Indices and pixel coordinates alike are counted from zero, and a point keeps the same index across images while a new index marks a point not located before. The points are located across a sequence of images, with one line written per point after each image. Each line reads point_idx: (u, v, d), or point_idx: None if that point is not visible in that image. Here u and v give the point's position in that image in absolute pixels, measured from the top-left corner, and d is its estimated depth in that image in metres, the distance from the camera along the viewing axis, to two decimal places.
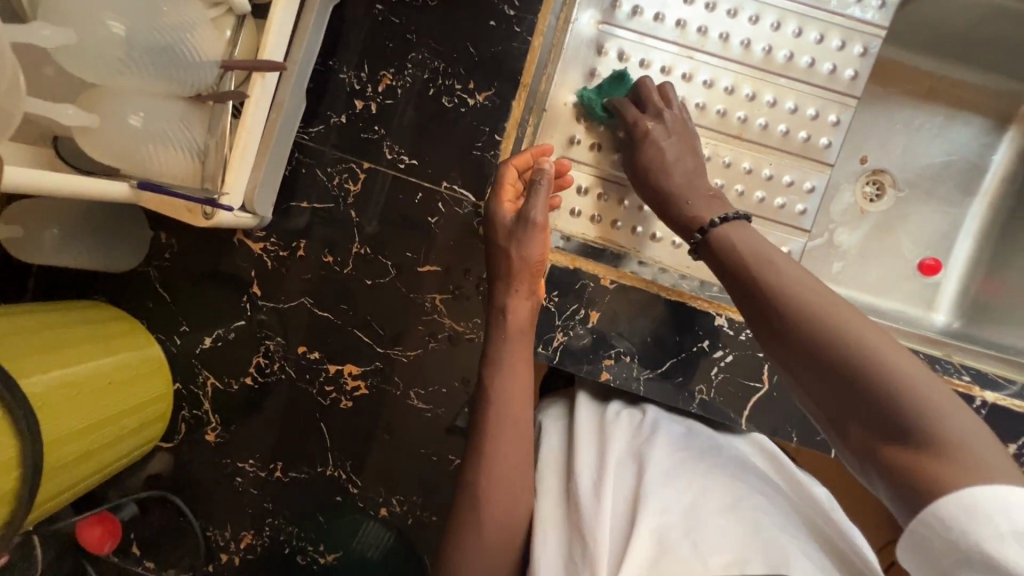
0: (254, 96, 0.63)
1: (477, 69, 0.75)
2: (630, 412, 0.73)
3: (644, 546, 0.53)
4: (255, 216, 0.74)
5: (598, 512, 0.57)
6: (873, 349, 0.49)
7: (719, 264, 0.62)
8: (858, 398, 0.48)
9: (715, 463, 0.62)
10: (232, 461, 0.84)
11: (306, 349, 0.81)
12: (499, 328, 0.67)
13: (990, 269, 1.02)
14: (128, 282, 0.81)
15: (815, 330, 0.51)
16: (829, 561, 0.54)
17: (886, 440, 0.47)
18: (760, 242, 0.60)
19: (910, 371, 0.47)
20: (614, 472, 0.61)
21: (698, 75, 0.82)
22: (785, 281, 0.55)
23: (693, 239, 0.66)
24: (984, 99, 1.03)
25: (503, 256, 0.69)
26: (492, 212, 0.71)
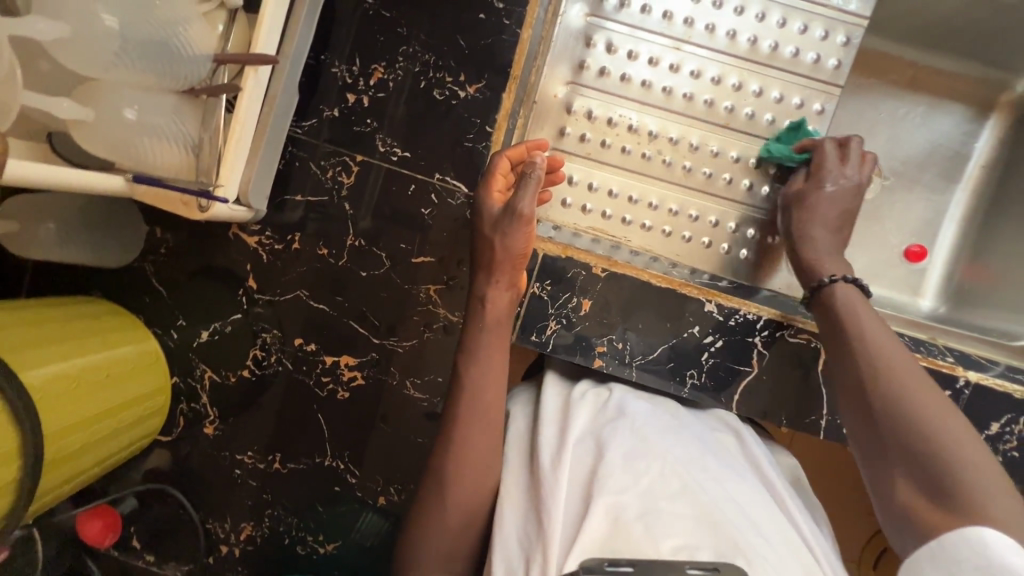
0: (248, 90, 0.65)
1: (468, 61, 0.76)
2: (596, 391, 0.76)
3: (599, 525, 0.55)
4: (249, 209, 0.74)
5: (554, 489, 0.60)
6: (955, 435, 0.52)
7: (826, 317, 0.66)
8: (922, 464, 0.52)
9: (677, 448, 0.66)
10: (230, 453, 0.85)
11: (302, 341, 0.82)
12: (478, 316, 0.68)
13: (974, 255, 1.04)
14: (124, 277, 0.82)
15: (906, 393, 0.55)
16: (775, 547, 0.59)
17: (927, 501, 0.50)
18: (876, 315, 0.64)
19: (975, 458, 0.50)
20: (574, 452, 0.64)
21: (685, 66, 0.84)
22: (884, 349, 0.59)
23: (808, 286, 0.70)
24: (966, 87, 1.05)
25: (488, 247, 0.68)
26: (480, 200, 0.71)
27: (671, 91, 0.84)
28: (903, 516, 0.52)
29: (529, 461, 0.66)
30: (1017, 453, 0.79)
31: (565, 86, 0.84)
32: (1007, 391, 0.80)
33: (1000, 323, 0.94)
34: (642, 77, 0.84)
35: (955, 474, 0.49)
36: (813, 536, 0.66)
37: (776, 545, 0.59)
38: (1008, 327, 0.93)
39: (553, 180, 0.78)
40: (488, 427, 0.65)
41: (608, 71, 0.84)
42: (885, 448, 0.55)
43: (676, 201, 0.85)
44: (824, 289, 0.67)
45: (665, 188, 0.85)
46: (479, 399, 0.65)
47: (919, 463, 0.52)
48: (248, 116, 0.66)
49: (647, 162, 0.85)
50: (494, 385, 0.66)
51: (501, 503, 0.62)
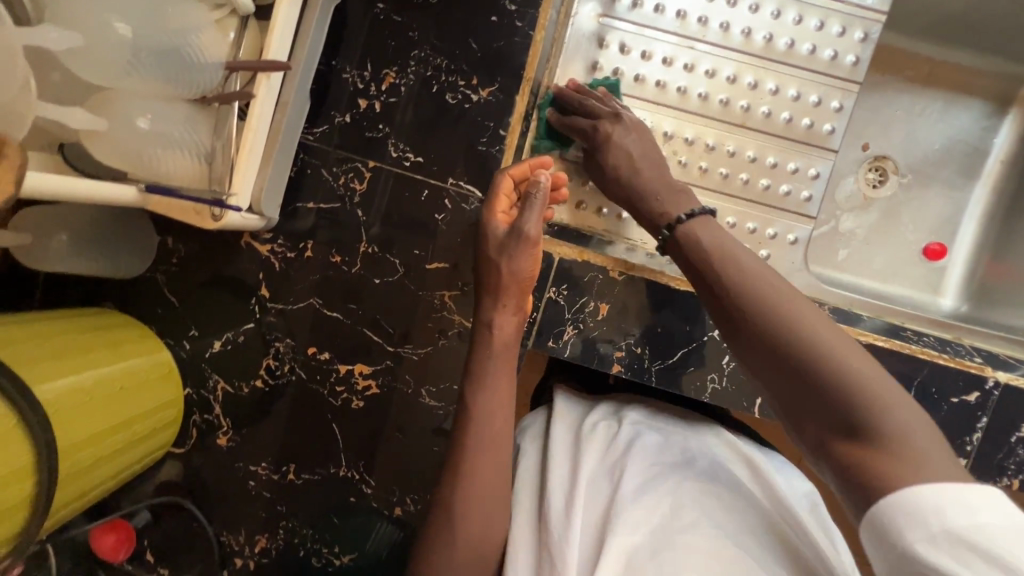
0: (260, 96, 0.65)
1: (480, 65, 0.75)
2: (607, 423, 0.80)
3: (615, 564, 0.62)
4: (262, 217, 0.74)
5: (568, 534, 0.64)
6: (833, 351, 0.51)
7: (692, 259, 0.62)
8: (814, 397, 0.51)
9: (687, 483, 0.71)
10: (244, 464, 0.84)
11: (316, 350, 0.81)
12: (484, 341, 0.68)
13: (995, 252, 1.02)
14: (137, 288, 0.81)
15: (788, 328, 0.53)
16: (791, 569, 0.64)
17: (843, 439, 0.49)
18: (728, 239, 0.61)
19: (855, 367, 0.50)
20: (588, 489, 0.70)
21: (699, 66, 0.82)
22: (750, 280, 0.57)
23: (660, 234, 0.66)
24: (984, 82, 1.03)
25: (495, 273, 0.69)
26: (483, 222, 0.70)
27: (686, 91, 0.82)
28: (820, 452, 0.51)
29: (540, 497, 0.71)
30: None
31: None
32: None
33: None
34: (656, 77, 0.82)
35: (846, 398, 0.49)
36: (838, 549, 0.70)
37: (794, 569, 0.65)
38: None
39: (559, 198, 0.77)
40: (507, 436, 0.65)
41: (622, 71, 0.82)
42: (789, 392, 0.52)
43: None
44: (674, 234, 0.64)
45: None
46: (497, 411, 0.65)
47: (825, 401, 0.50)
48: (260, 124, 0.66)
49: None
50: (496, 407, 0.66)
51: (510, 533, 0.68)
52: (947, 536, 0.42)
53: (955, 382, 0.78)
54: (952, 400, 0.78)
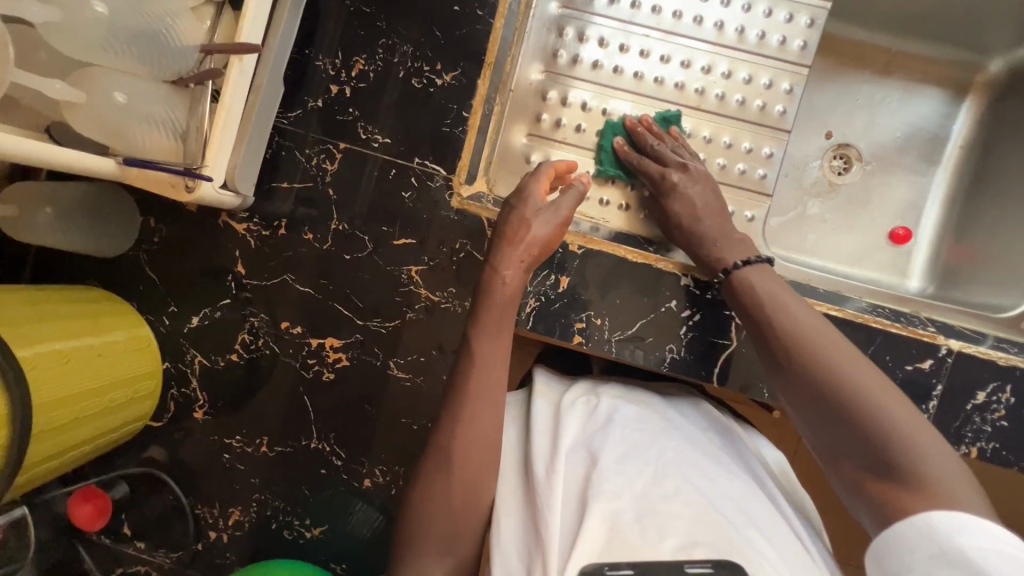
0: (233, 78, 0.69)
1: (444, 51, 0.80)
2: (586, 397, 0.80)
3: (597, 533, 0.60)
4: (237, 194, 0.78)
5: (550, 499, 0.64)
6: (879, 401, 0.57)
7: (745, 304, 0.70)
8: (857, 443, 0.57)
9: (668, 449, 0.71)
10: (218, 437, 0.86)
11: (289, 324, 0.84)
12: (493, 287, 0.73)
13: (957, 236, 1.04)
14: (119, 266, 0.85)
15: (829, 374, 0.60)
16: (765, 534, 0.65)
17: (878, 481, 0.56)
18: (780, 288, 0.69)
19: (899, 416, 0.56)
20: (567, 459, 0.69)
21: (655, 51, 0.88)
22: (799, 328, 0.64)
23: (716, 277, 0.74)
24: (940, 71, 1.07)
25: (524, 228, 0.75)
26: (527, 187, 0.77)
27: (641, 75, 0.88)
28: (856, 492, 0.58)
29: (523, 470, 0.72)
30: (1006, 422, 0.79)
31: (541, 74, 0.88)
32: (990, 358, 0.79)
33: (986, 298, 0.94)
34: (613, 63, 0.88)
35: (888, 443, 0.55)
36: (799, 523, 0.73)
37: (772, 537, 0.66)
38: (995, 301, 0.92)
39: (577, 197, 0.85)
40: (470, 397, 0.69)
41: (580, 58, 0.88)
42: (827, 431, 0.60)
43: None
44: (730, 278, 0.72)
45: None
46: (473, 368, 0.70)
47: (860, 444, 0.57)
48: (233, 103, 0.70)
49: None
50: (498, 350, 0.71)
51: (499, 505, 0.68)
52: (996, 554, 0.47)
53: (908, 350, 0.80)
54: (906, 368, 0.79)
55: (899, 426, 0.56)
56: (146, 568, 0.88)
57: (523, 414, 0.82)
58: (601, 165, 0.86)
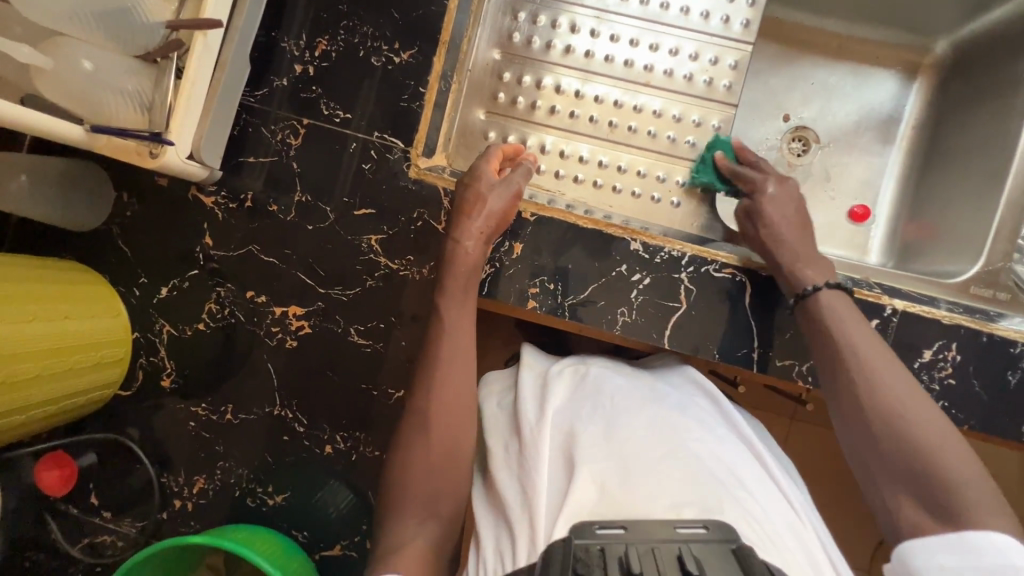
0: (197, 52, 0.73)
1: (401, 31, 0.85)
2: (574, 366, 0.81)
3: (587, 493, 0.62)
4: (204, 166, 0.82)
5: (537, 463, 0.67)
6: (947, 453, 0.57)
7: (815, 327, 0.70)
8: (920, 485, 0.56)
9: (656, 414, 0.72)
10: (185, 405, 0.88)
11: (254, 294, 0.87)
12: (452, 255, 0.76)
13: (911, 214, 1.07)
14: (93, 239, 0.88)
15: (880, 387, 0.61)
16: (753, 495, 0.66)
17: (934, 524, 0.55)
18: (861, 322, 0.68)
19: (964, 471, 0.56)
20: (554, 423, 0.71)
21: (604, 32, 0.92)
22: (876, 361, 0.63)
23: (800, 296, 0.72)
24: (888, 54, 1.11)
25: (480, 202, 0.78)
26: (478, 167, 0.81)
27: (592, 54, 0.92)
28: (907, 533, 0.56)
29: (511, 433, 0.73)
30: (953, 379, 0.80)
31: (497, 56, 0.93)
32: (934, 317, 0.81)
33: (939, 266, 0.96)
34: (566, 43, 0.92)
35: (950, 490, 0.55)
36: (786, 483, 0.73)
37: (763, 499, 0.66)
38: (945, 268, 0.95)
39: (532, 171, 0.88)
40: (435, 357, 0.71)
41: (535, 39, 0.93)
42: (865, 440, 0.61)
43: (606, 154, 0.92)
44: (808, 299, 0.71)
45: (593, 143, 0.92)
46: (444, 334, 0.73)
47: (899, 455, 0.58)
48: (197, 76, 0.74)
49: (575, 120, 0.92)
50: (461, 317, 0.74)
51: (495, 468, 0.71)
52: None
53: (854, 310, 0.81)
54: None
55: (936, 446, 0.57)
56: (111, 537, 0.90)
57: (509, 385, 0.82)
58: (697, 174, 0.89)
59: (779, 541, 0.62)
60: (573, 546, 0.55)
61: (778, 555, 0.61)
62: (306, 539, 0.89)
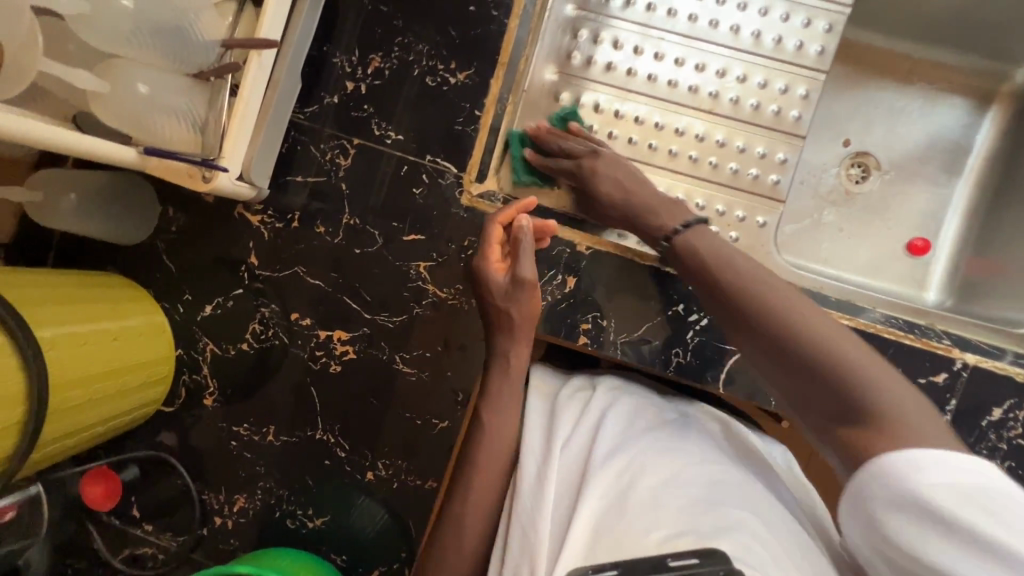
0: (252, 72, 0.71)
1: (458, 50, 0.81)
2: (583, 391, 0.78)
3: (580, 531, 0.57)
4: (253, 186, 0.80)
5: (541, 502, 0.61)
6: (842, 349, 0.52)
7: (682, 263, 0.66)
8: (819, 385, 0.52)
9: (655, 442, 0.68)
10: (226, 424, 0.88)
11: (299, 316, 0.86)
12: (500, 372, 0.73)
13: (977, 250, 1.02)
14: (139, 254, 0.87)
15: (762, 304, 0.57)
16: (766, 524, 0.59)
17: (847, 427, 0.50)
18: (722, 243, 0.64)
19: (859, 357, 0.51)
20: (562, 454, 0.66)
21: (669, 54, 0.88)
22: (750, 272, 0.60)
23: (660, 246, 0.70)
24: (964, 79, 1.05)
25: (505, 317, 0.73)
26: (481, 272, 0.73)
27: (655, 77, 0.88)
28: (831, 441, 0.51)
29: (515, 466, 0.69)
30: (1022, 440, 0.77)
31: (555, 75, 0.89)
32: (1007, 374, 0.77)
33: (1004, 312, 0.92)
34: (627, 65, 0.88)
35: (855, 384, 0.50)
36: (800, 508, 0.68)
37: (780, 531, 0.59)
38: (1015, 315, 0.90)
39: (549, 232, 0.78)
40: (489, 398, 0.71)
41: (595, 59, 0.89)
42: (779, 372, 0.55)
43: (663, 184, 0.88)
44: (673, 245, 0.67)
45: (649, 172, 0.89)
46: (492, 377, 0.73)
47: (798, 366, 0.53)
48: (251, 97, 0.72)
49: (633, 147, 0.88)
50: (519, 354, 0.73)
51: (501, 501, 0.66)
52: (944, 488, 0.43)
53: (923, 362, 0.78)
54: (919, 380, 0.78)
55: (851, 357, 0.51)
56: (152, 550, 0.90)
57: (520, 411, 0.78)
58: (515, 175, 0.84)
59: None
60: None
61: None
62: (344, 563, 0.89)
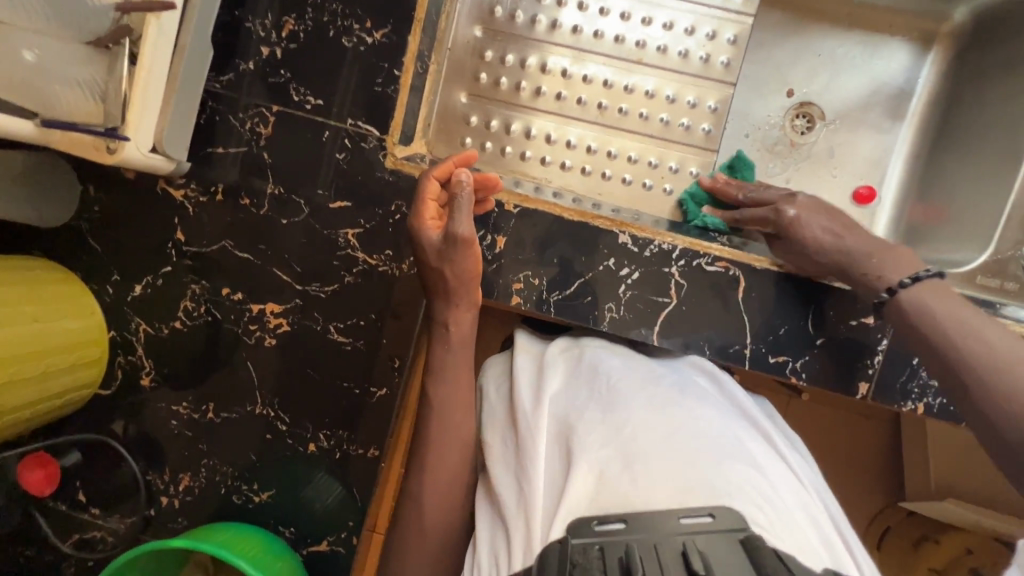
0: (150, 37, 0.68)
1: (373, 8, 0.79)
2: (567, 350, 0.77)
3: (585, 484, 0.58)
4: (168, 159, 0.78)
5: (535, 457, 0.62)
6: None
7: (904, 326, 0.66)
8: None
9: (654, 396, 0.67)
10: (166, 403, 0.87)
11: (230, 291, 0.84)
12: (443, 339, 0.74)
13: (919, 195, 1.01)
14: (62, 236, 0.86)
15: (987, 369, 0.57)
16: (764, 480, 0.61)
17: None
18: (955, 309, 0.62)
19: None
20: (551, 410, 0.67)
21: (593, 4, 0.86)
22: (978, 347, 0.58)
23: (880, 297, 0.68)
24: (903, 21, 1.03)
25: (443, 280, 0.72)
26: (417, 232, 0.72)
27: (581, 29, 0.86)
28: None
29: (507, 424, 0.69)
30: None
31: (479, 32, 0.87)
32: None
33: (942, 254, 0.92)
34: (552, 18, 0.87)
35: None
36: (796, 462, 0.69)
37: (780, 487, 0.62)
38: (953, 256, 0.90)
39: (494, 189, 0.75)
40: (443, 371, 0.72)
41: (518, 14, 0.87)
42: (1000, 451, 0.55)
43: (596, 140, 0.87)
44: (895, 302, 0.67)
45: (582, 127, 0.87)
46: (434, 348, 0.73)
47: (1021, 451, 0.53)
48: (154, 64, 0.69)
49: (562, 103, 0.87)
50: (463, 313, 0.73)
51: (488, 459, 0.68)
52: None
53: (853, 305, 0.78)
54: (850, 322, 0.78)
55: None
56: (101, 533, 0.90)
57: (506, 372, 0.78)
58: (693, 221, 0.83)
59: (791, 531, 0.57)
60: (572, 547, 0.52)
61: (790, 539, 0.56)
62: (293, 535, 0.89)
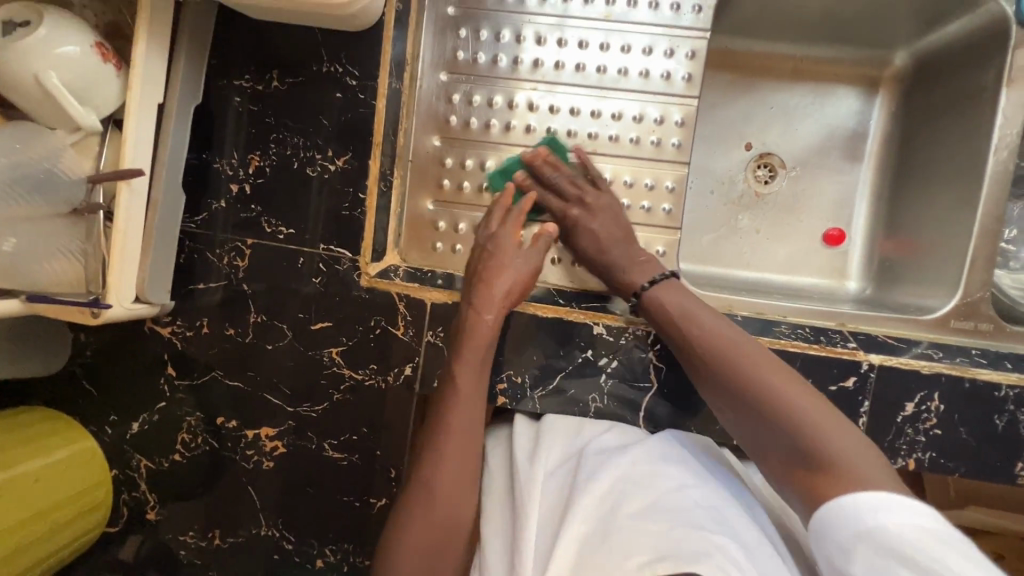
0: (122, 203, 0.70)
1: (334, 137, 0.82)
2: (566, 420, 0.80)
3: (567, 557, 0.60)
4: (151, 304, 0.80)
5: (526, 534, 0.64)
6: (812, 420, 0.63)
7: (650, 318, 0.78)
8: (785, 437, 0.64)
9: (636, 465, 0.69)
10: (173, 534, 0.89)
11: (224, 419, 0.87)
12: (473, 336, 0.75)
13: (888, 230, 1.03)
14: (57, 384, 0.88)
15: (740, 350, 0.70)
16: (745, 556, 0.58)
17: (801, 467, 0.62)
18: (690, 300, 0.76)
19: (817, 416, 0.63)
20: (549, 484, 0.71)
21: (543, 103, 0.90)
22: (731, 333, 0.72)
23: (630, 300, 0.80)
24: (845, 70, 1.06)
25: (497, 276, 0.77)
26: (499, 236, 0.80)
27: (534, 128, 0.91)
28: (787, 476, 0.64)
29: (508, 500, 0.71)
30: (937, 430, 0.79)
31: (438, 141, 0.91)
32: (911, 369, 0.79)
33: (916, 299, 0.92)
34: (506, 121, 0.91)
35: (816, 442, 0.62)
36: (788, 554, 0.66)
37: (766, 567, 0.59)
38: (926, 301, 0.90)
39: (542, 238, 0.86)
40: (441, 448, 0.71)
41: (472, 120, 0.91)
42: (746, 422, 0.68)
43: None
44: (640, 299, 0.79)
45: None
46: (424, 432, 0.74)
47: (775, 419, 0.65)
48: (128, 225, 0.72)
49: None
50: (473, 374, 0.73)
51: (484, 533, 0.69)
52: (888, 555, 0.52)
53: (829, 370, 0.79)
54: (829, 388, 0.79)
55: (824, 428, 0.62)
56: None
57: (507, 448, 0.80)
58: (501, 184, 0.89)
59: None
60: None
61: None
62: None
